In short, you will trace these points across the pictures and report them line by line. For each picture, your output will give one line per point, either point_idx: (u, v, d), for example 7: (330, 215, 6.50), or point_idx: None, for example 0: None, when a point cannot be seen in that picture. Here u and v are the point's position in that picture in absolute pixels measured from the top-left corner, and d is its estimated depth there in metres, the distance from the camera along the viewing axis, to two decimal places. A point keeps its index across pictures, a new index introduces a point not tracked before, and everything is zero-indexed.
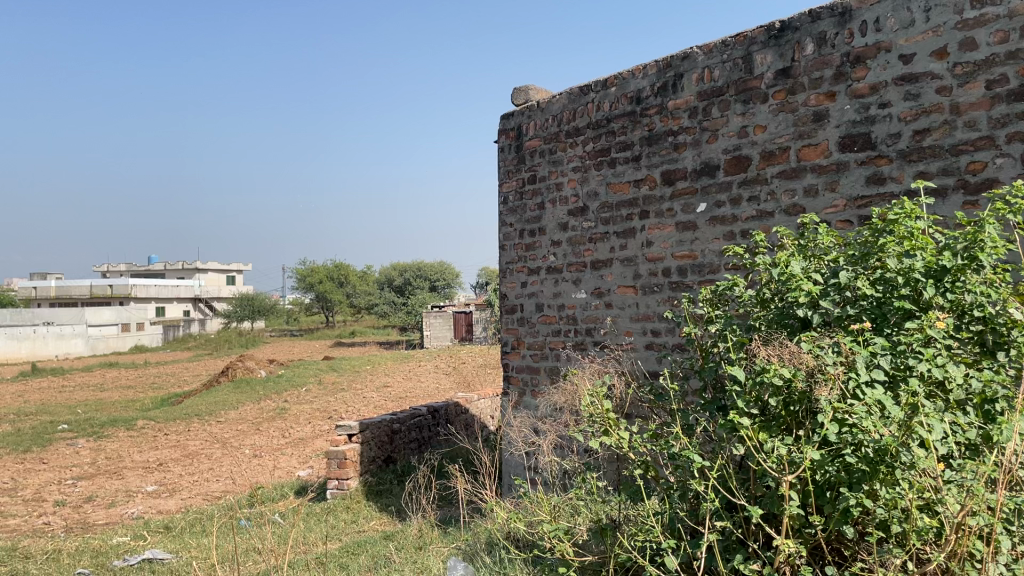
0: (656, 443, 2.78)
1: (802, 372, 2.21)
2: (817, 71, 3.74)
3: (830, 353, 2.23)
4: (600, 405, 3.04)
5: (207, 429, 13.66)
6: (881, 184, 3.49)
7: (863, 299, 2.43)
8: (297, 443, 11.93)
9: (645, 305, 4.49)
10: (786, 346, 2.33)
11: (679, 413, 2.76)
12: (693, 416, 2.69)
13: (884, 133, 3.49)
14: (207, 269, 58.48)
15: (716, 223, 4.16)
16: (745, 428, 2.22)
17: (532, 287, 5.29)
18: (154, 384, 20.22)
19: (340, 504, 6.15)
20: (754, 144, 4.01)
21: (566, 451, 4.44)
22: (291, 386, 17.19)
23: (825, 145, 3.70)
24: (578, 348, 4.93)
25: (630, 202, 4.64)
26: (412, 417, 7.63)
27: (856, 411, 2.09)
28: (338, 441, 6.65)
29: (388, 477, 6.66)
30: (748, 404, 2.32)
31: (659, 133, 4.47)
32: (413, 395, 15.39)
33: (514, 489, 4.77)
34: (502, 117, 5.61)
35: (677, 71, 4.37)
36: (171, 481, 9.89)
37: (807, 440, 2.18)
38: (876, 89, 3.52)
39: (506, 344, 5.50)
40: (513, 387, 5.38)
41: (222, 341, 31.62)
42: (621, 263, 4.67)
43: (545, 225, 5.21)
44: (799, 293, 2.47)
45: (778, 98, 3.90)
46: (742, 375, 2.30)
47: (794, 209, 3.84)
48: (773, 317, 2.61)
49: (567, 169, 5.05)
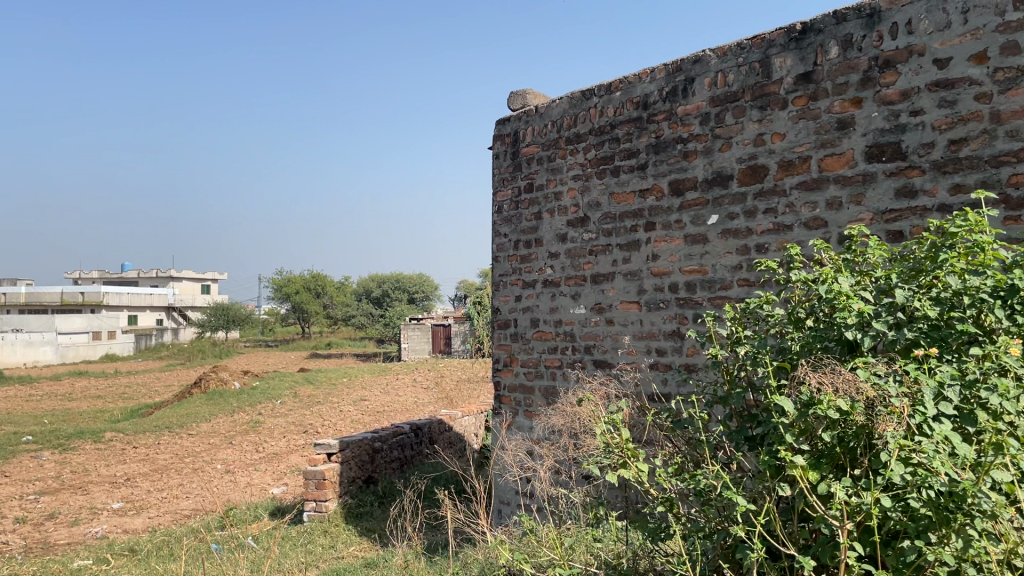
0: (682, 478, 2.50)
1: (863, 404, 1.95)
2: (842, 76, 3.51)
3: (893, 384, 1.96)
4: (618, 435, 2.74)
5: (178, 442, 13.21)
6: (911, 198, 3.26)
7: (920, 321, 2.17)
8: (270, 459, 11.53)
9: (650, 322, 4.23)
10: (838, 373, 2.07)
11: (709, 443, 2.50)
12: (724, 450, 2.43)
13: (916, 142, 3.26)
14: (181, 278, 57.67)
15: (728, 235, 3.91)
16: (796, 467, 1.96)
17: (527, 301, 5.01)
18: (124, 396, 19.65)
19: (317, 527, 5.81)
20: (771, 153, 3.76)
21: (564, 476, 4.16)
22: (266, 399, 16.74)
23: (850, 155, 3.47)
24: (575, 367, 4.65)
25: (635, 212, 4.37)
26: (395, 435, 7.30)
27: (927, 450, 1.83)
28: (316, 461, 6.31)
29: (369, 499, 6.35)
30: (796, 438, 2.05)
31: (667, 141, 4.22)
32: (390, 409, 15.00)
33: (508, 516, 4.52)
34: (497, 122, 5.35)
35: (687, 75, 4.13)
36: (138, 498, 9.47)
37: (868, 483, 1.91)
38: (908, 95, 3.29)
39: (499, 360, 5.20)
40: (505, 406, 5.09)
41: (196, 351, 30.97)
42: (624, 277, 4.40)
43: (542, 236, 4.94)
44: (848, 314, 2.21)
45: (798, 105, 3.67)
46: (790, 408, 2.03)
47: (814, 222, 3.59)
48: (814, 338, 2.34)
49: (566, 177, 4.79)
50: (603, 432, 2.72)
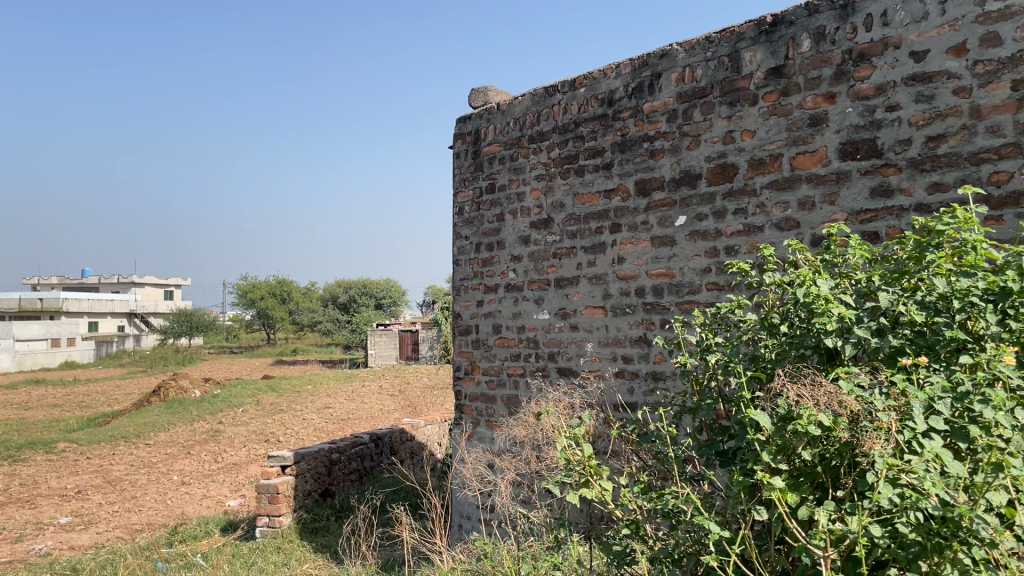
0: (650, 498, 2.29)
1: (846, 420, 1.76)
2: (814, 70, 3.36)
3: (878, 396, 1.78)
4: (580, 451, 2.52)
5: (134, 453, 12.78)
6: (887, 197, 3.11)
7: (905, 327, 2.00)
8: (229, 470, 11.18)
9: (615, 329, 4.05)
10: (818, 384, 1.89)
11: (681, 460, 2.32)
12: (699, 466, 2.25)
13: (892, 139, 3.11)
14: (144, 284, 56.61)
15: (697, 237, 3.74)
16: (774, 490, 1.77)
17: (488, 307, 4.80)
18: (80, 404, 19.06)
19: (270, 544, 5.54)
20: (740, 151, 3.60)
21: (525, 491, 3.96)
22: (226, 407, 16.32)
23: (824, 152, 3.31)
24: (538, 375, 4.45)
25: (600, 214, 4.19)
26: (354, 446, 7.04)
27: (919, 470, 1.67)
28: (269, 474, 6.03)
29: (325, 514, 6.08)
30: (774, 456, 1.86)
31: (633, 139, 4.04)
32: (354, 417, 14.69)
33: (467, 533, 4.30)
34: (457, 120, 5.14)
35: (654, 70, 3.95)
36: (87, 512, 9.08)
37: (853, 508, 1.73)
38: (883, 90, 3.14)
39: (459, 369, 4.98)
40: (466, 416, 4.87)
41: (157, 357, 30.30)
42: (588, 281, 4.21)
43: (504, 238, 4.73)
44: (828, 319, 2.03)
45: (769, 100, 3.51)
46: (767, 422, 1.84)
47: (786, 224, 3.42)
48: (791, 346, 2.16)
49: (529, 177, 4.59)
50: (563, 447, 2.50)
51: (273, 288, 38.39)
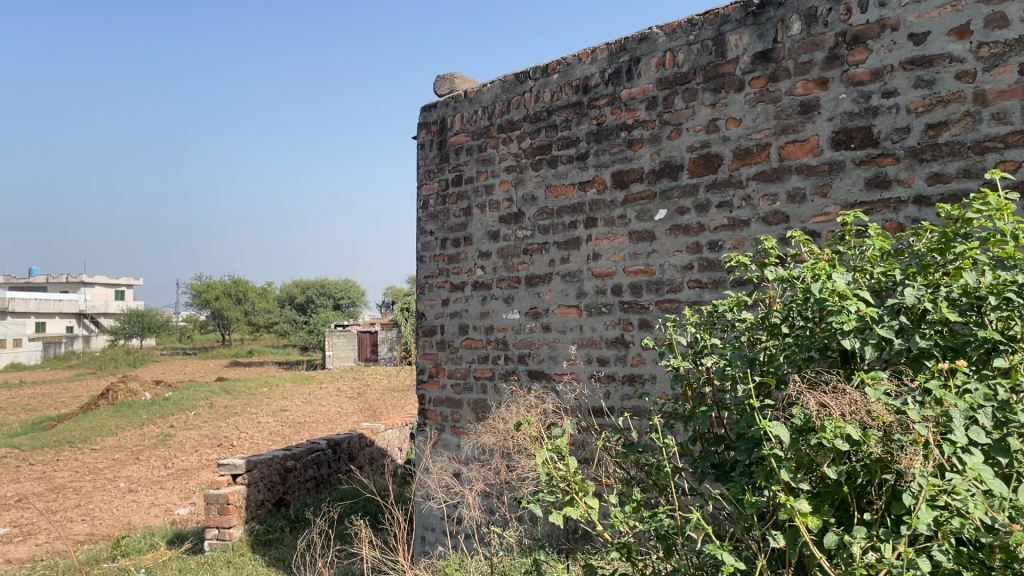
0: (643, 518, 2.05)
1: (879, 433, 1.54)
2: (805, 54, 3.16)
3: (912, 405, 1.56)
4: (563, 465, 2.28)
5: (79, 459, 12.22)
6: (883, 188, 2.92)
7: (931, 326, 1.79)
8: (179, 476, 10.74)
9: (591, 329, 3.81)
10: (841, 391, 1.66)
11: (696, 463, 2.15)
12: (717, 468, 2.09)
13: (889, 127, 2.92)
14: (94, 284, 55.06)
15: (678, 232, 3.52)
16: (796, 514, 1.54)
17: (454, 306, 4.53)
18: (26, 408, 18.33)
19: (220, 558, 5.21)
20: (725, 140, 3.38)
21: (494, 501, 3.71)
22: (177, 410, 15.76)
23: (815, 141, 3.11)
24: (507, 379, 4.20)
25: (574, 207, 3.95)
26: (310, 453, 6.71)
27: (963, 492, 1.44)
28: (219, 483, 5.68)
29: (279, 525, 5.75)
30: (793, 475, 1.62)
31: (610, 128, 3.81)
32: (311, 420, 14.28)
33: (433, 549, 4.03)
34: (421, 108, 4.86)
35: (632, 55, 3.73)
36: (26, 523, 8.58)
37: (886, 535, 1.51)
38: (879, 75, 2.96)
39: (422, 371, 4.70)
40: (430, 422, 4.59)
41: (107, 358, 29.37)
42: (561, 279, 3.97)
43: (472, 233, 4.47)
44: (847, 317, 1.80)
45: (756, 87, 3.30)
46: (785, 435, 1.61)
47: (774, 217, 3.21)
48: (802, 347, 1.93)
49: (498, 169, 4.34)
50: (544, 461, 2.25)
51: (228, 288, 37.51)
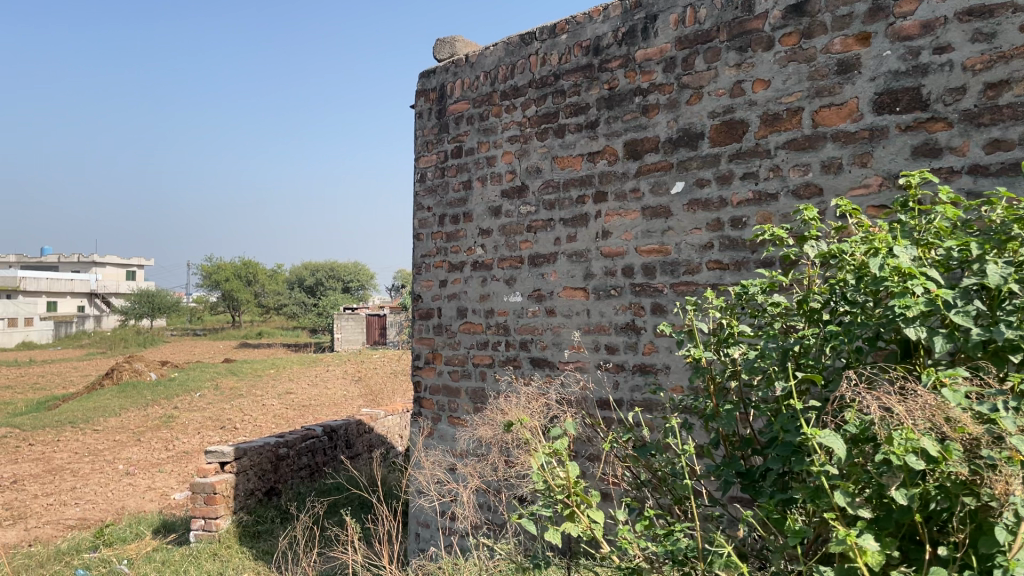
0: (657, 538, 1.74)
1: (961, 448, 1.21)
2: (844, 6, 2.80)
3: (1009, 414, 1.22)
4: (562, 472, 1.96)
5: (79, 440, 11.97)
6: (933, 156, 2.58)
7: (1016, 313, 1.46)
8: (178, 459, 10.49)
9: (598, 314, 3.49)
10: (911, 394, 1.33)
11: (721, 471, 1.82)
12: (742, 479, 1.77)
13: (941, 88, 2.57)
14: (106, 264, 55.06)
15: (696, 208, 3.18)
16: (858, 552, 1.22)
17: (452, 287, 4.21)
18: (34, 386, 18.12)
19: (206, 549, 4.91)
20: (751, 104, 3.03)
21: (491, 498, 3.40)
22: (182, 391, 15.51)
23: (854, 104, 2.76)
24: (508, 367, 3.89)
25: (582, 180, 3.61)
26: (304, 440, 6.42)
27: None
28: (206, 472, 5.39)
29: (269, 516, 5.47)
30: (851, 501, 1.30)
31: (623, 92, 3.46)
32: (314, 403, 14.05)
33: (426, 549, 3.73)
34: (419, 75, 4.51)
35: (649, 12, 3.38)
36: (19, 505, 8.31)
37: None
38: (930, 28, 2.60)
39: (418, 357, 4.38)
40: (425, 412, 4.28)
41: (117, 337, 29.18)
42: (567, 258, 3.64)
43: (472, 209, 4.14)
44: (912, 301, 1.47)
45: (787, 44, 2.94)
46: (840, 449, 1.27)
47: (806, 190, 2.87)
48: (853, 340, 1.60)
49: (501, 139, 4.00)
50: (540, 468, 1.95)
51: (238, 269, 37.36)
